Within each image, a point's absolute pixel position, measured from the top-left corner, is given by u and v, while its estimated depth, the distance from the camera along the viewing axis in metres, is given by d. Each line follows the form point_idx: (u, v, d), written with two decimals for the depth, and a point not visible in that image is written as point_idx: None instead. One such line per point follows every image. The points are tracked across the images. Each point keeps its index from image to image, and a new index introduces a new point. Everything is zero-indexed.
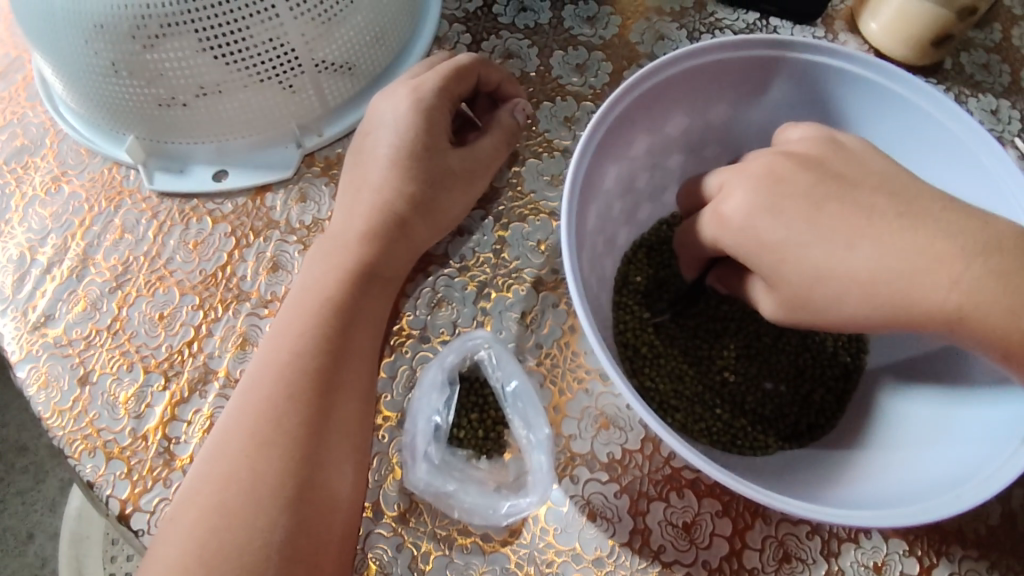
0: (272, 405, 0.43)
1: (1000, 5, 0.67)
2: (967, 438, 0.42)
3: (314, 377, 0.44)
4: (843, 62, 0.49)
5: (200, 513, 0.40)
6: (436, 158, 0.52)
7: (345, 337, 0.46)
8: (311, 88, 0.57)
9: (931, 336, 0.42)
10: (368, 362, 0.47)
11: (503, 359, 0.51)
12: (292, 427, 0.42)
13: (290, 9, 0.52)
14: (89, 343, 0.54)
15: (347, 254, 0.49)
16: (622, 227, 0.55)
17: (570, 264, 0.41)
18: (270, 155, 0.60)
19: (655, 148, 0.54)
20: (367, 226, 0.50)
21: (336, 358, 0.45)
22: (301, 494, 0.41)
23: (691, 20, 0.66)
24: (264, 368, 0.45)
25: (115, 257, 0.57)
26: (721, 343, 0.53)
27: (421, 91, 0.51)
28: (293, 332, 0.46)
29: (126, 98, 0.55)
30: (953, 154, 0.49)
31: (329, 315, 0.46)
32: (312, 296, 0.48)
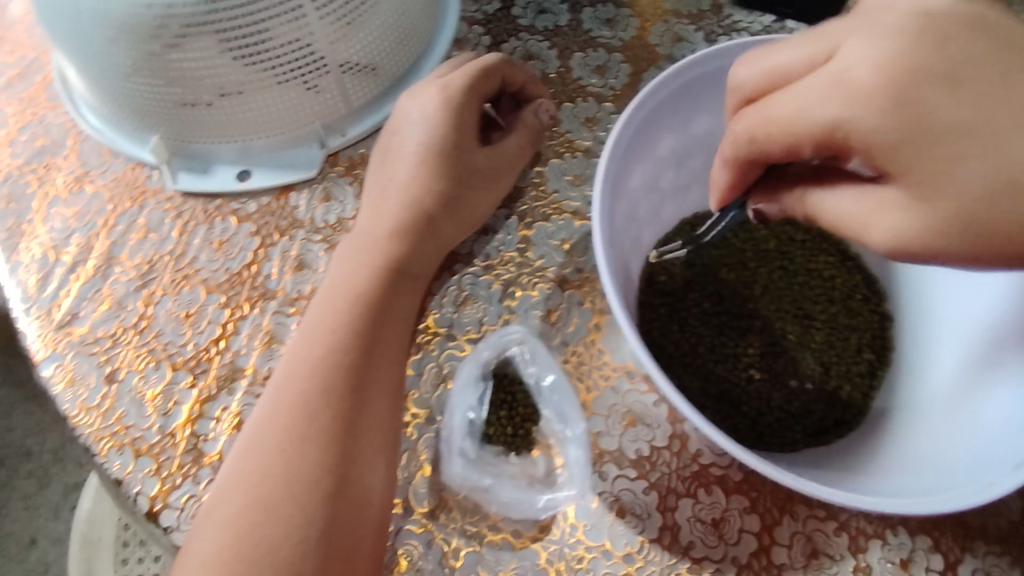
0: (304, 403, 0.43)
1: None
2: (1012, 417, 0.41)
3: (347, 373, 0.44)
4: None
5: (234, 510, 0.40)
6: (462, 157, 0.52)
7: (375, 334, 0.46)
8: (335, 88, 0.58)
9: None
10: (399, 359, 0.47)
11: (537, 355, 0.52)
12: (325, 423, 0.42)
13: (316, 10, 0.52)
14: (116, 341, 0.54)
15: (375, 252, 0.49)
16: (647, 226, 0.55)
17: (606, 264, 0.42)
18: (293, 155, 0.60)
19: (680, 148, 0.54)
20: (394, 224, 0.50)
21: (367, 354, 0.45)
22: (335, 490, 0.41)
23: (709, 22, 0.67)
24: (296, 365, 0.45)
25: (140, 256, 0.57)
26: (746, 341, 0.53)
27: (448, 89, 0.52)
28: (324, 328, 0.46)
29: (150, 98, 0.55)
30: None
31: (358, 312, 0.46)
32: (342, 293, 0.48)
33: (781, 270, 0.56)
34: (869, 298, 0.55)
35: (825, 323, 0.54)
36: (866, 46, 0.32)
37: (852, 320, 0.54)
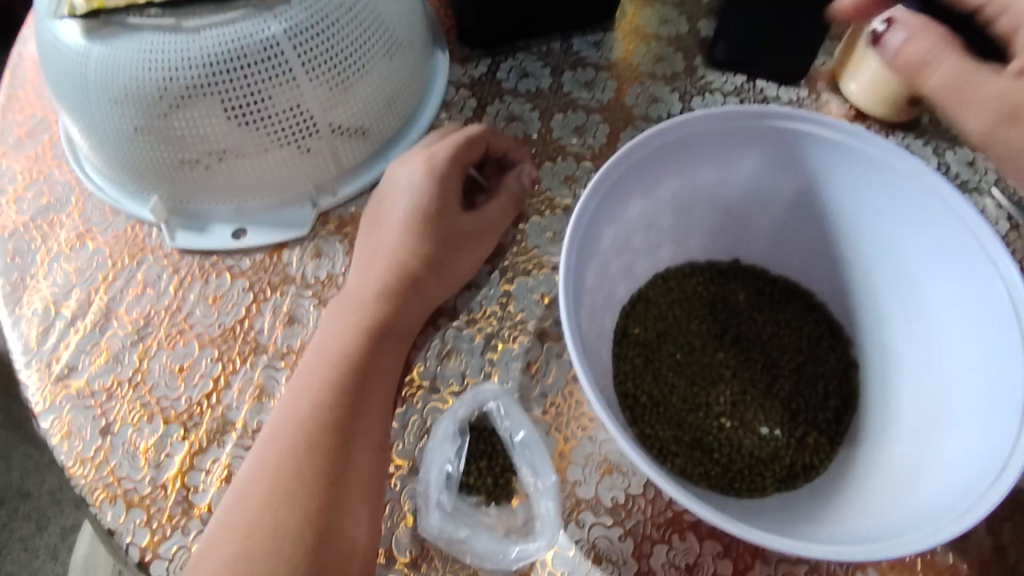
0: (292, 454, 0.45)
1: None
2: (996, 366, 0.46)
3: (334, 426, 0.46)
4: (820, 127, 0.52)
5: (224, 559, 0.42)
6: (446, 220, 0.55)
7: (361, 386, 0.49)
8: (327, 150, 0.61)
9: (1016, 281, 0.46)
10: (385, 412, 0.50)
11: (512, 411, 0.53)
12: (311, 475, 0.44)
13: (306, 76, 0.56)
14: (111, 395, 0.56)
15: (363, 311, 0.52)
16: (620, 281, 0.56)
17: (570, 327, 0.43)
18: (287, 214, 0.63)
19: (650, 210, 0.54)
20: (381, 283, 0.53)
21: (352, 407, 0.48)
22: (318, 539, 0.42)
23: (683, 84, 0.71)
24: (285, 419, 0.47)
25: (137, 311, 0.60)
26: (717, 390, 0.55)
27: (435, 156, 0.55)
28: (313, 384, 0.48)
29: (151, 160, 0.59)
30: (958, 250, 0.49)
31: (346, 366, 0.49)
32: (330, 350, 0.50)
33: (750, 320, 0.58)
34: (835, 346, 0.57)
35: (793, 371, 0.56)
36: (920, 35, 0.48)
37: (818, 368, 0.57)
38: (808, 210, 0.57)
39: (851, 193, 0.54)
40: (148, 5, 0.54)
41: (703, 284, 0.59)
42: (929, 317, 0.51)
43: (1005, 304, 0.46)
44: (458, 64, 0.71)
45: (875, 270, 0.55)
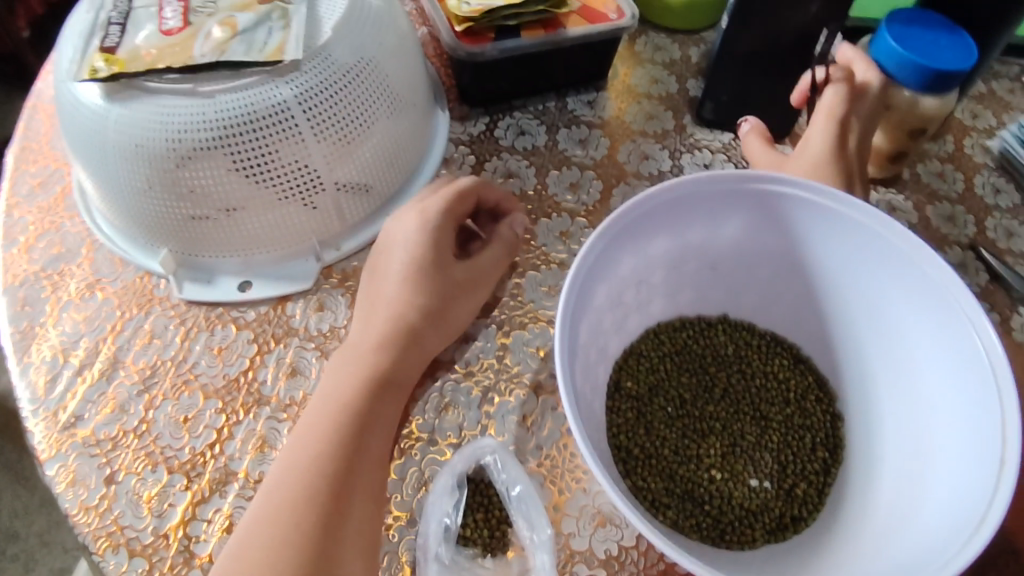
0: (291, 506, 0.46)
1: (951, 120, 0.81)
2: (977, 420, 0.47)
3: (334, 477, 0.48)
4: (806, 191, 0.54)
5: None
6: (443, 270, 0.57)
7: (360, 437, 0.50)
8: (331, 206, 0.64)
9: (948, 336, 0.50)
10: (382, 461, 0.51)
11: (507, 464, 0.54)
12: (308, 526, 0.46)
13: (313, 134, 0.59)
14: (116, 444, 0.58)
15: (364, 362, 0.54)
16: (613, 336, 0.57)
17: (565, 381, 0.44)
18: (292, 267, 0.65)
19: (642, 268, 0.56)
20: (379, 333, 0.55)
21: (350, 459, 0.49)
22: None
23: (673, 141, 0.74)
24: (285, 470, 0.49)
25: (144, 361, 0.61)
26: (707, 443, 0.57)
27: (433, 210, 0.57)
28: (313, 435, 0.50)
29: (162, 213, 0.61)
30: (937, 309, 0.50)
31: (345, 417, 0.50)
32: (329, 401, 0.52)
33: (739, 373, 0.60)
34: (821, 398, 0.59)
35: (781, 424, 0.59)
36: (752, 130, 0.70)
37: (806, 420, 0.59)
38: (794, 268, 0.59)
39: (835, 252, 0.56)
40: (166, 70, 0.56)
41: (692, 338, 0.61)
42: (915, 373, 0.53)
43: (983, 359, 0.47)
44: (458, 122, 0.74)
45: (863, 330, 0.57)
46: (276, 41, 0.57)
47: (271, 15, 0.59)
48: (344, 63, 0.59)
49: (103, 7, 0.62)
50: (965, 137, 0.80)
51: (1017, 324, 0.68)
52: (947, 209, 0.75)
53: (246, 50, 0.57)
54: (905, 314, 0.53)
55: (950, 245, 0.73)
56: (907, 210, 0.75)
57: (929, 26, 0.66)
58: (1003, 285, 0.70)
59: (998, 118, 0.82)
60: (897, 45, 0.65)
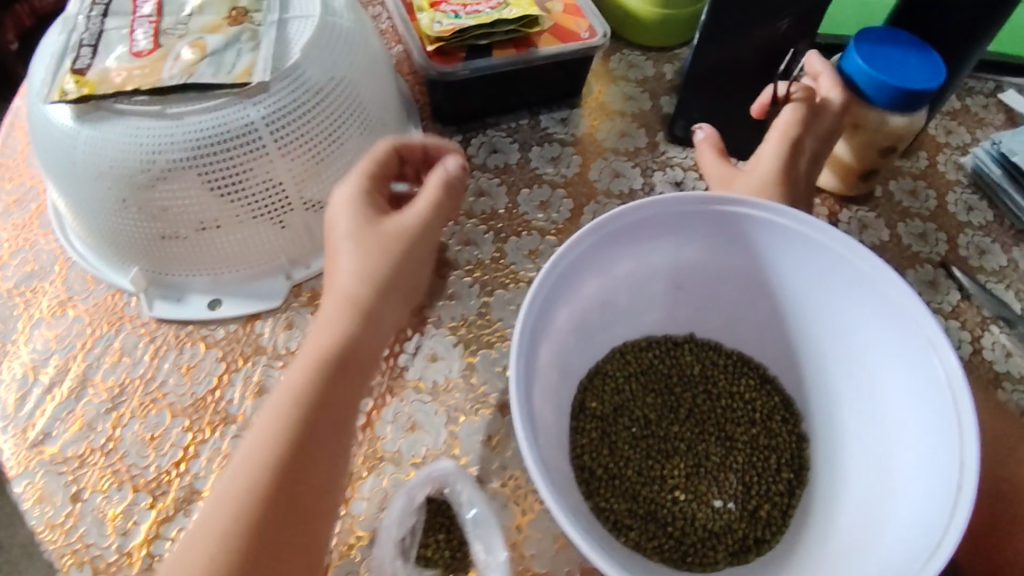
0: (229, 530, 0.43)
1: (925, 137, 0.82)
2: (936, 447, 0.47)
3: (280, 498, 0.44)
4: (768, 213, 0.54)
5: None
6: (381, 250, 0.53)
7: (310, 425, 0.46)
8: (301, 225, 0.64)
9: (910, 361, 0.50)
10: (333, 469, 0.47)
11: (467, 485, 0.54)
12: (245, 527, 0.43)
13: (280, 154, 0.59)
14: (83, 462, 0.58)
15: (317, 343, 0.50)
16: (577, 357, 0.58)
17: (521, 406, 0.44)
18: (262, 286, 0.66)
19: (605, 289, 0.57)
20: (329, 328, 0.50)
21: (297, 450, 0.45)
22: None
23: (645, 159, 0.74)
24: (224, 486, 0.45)
25: (112, 379, 0.62)
26: (671, 463, 0.57)
27: (356, 197, 0.55)
28: (253, 447, 0.46)
29: (133, 232, 0.61)
30: (900, 332, 0.51)
31: (291, 425, 0.46)
32: (285, 385, 0.48)
33: (704, 393, 0.61)
34: (788, 418, 0.59)
35: (746, 444, 0.59)
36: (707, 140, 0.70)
37: (772, 440, 0.59)
38: (758, 289, 0.59)
39: (798, 274, 0.56)
40: (135, 91, 0.56)
41: (659, 358, 0.61)
42: (877, 396, 0.53)
43: (943, 386, 0.47)
44: None
45: (827, 351, 0.57)
46: (244, 64, 0.58)
47: (240, 37, 0.59)
48: (312, 85, 0.60)
49: (75, 29, 0.61)
50: (937, 153, 0.81)
51: (987, 342, 0.68)
52: (918, 227, 0.75)
53: (214, 72, 0.57)
54: (869, 338, 0.53)
55: (921, 263, 0.73)
56: (878, 227, 0.75)
57: (899, 44, 0.66)
58: (973, 302, 0.71)
59: (972, 134, 0.82)
60: (863, 63, 0.65)
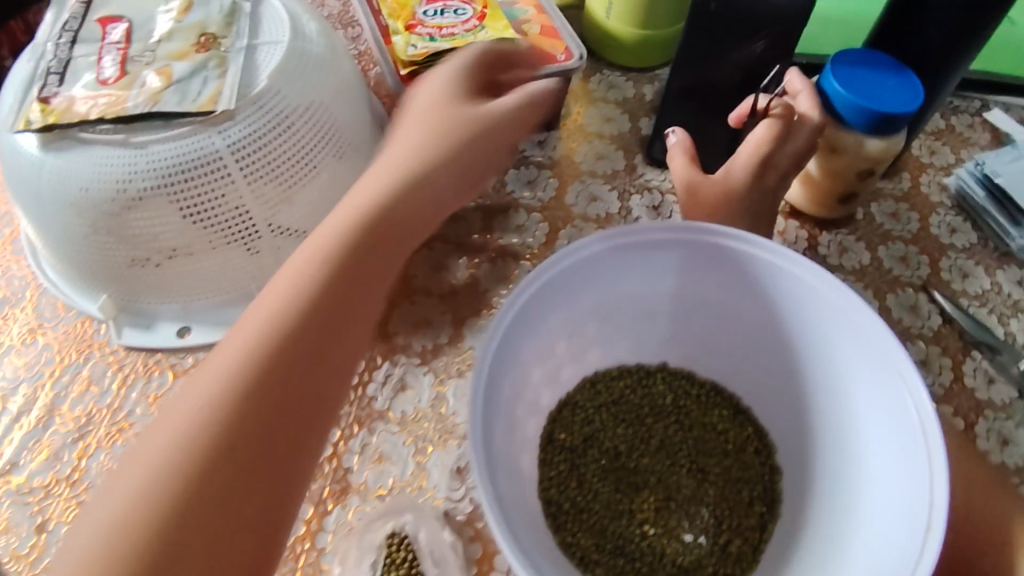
0: (221, 402, 0.40)
1: (908, 157, 0.81)
2: (906, 487, 0.46)
3: (298, 350, 0.43)
4: (736, 242, 0.54)
5: (120, 499, 0.37)
6: (448, 129, 0.56)
7: (341, 293, 0.46)
8: (270, 251, 0.63)
9: (879, 396, 0.49)
10: (347, 350, 0.46)
11: (423, 521, 0.54)
12: (251, 382, 0.41)
13: (245, 180, 0.59)
14: (49, 492, 0.57)
15: (351, 210, 0.49)
16: (544, 388, 0.57)
17: (477, 447, 0.44)
18: (231, 313, 0.65)
19: (572, 319, 0.56)
20: (376, 185, 0.51)
21: (319, 317, 0.45)
22: (240, 483, 0.39)
23: (622, 182, 0.74)
24: (240, 329, 0.44)
25: (80, 408, 0.61)
26: (641, 496, 0.57)
27: (446, 90, 0.59)
28: (288, 279, 0.46)
29: (99, 260, 0.61)
30: (871, 366, 0.50)
31: (320, 289, 0.45)
32: (314, 247, 0.47)
33: (676, 424, 0.60)
34: (761, 449, 0.59)
35: (719, 476, 0.58)
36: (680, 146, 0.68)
37: (745, 472, 0.58)
38: (728, 317, 0.58)
39: (768, 304, 0.56)
40: (99, 120, 0.56)
41: (630, 388, 0.60)
42: (848, 431, 0.52)
43: (914, 426, 0.46)
44: None
45: (799, 384, 0.56)
46: (210, 91, 0.57)
47: (207, 64, 0.59)
48: (278, 111, 0.59)
49: (43, 57, 0.61)
50: (920, 174, 0.80)
51: (969, 369, 0.67)
52: (899, 250, 0.75)
53: (179, 100, 0.57)
54: (840, 370, 0.52)
55: (902, 287, 0.72)
56: (858, 251, 0.75)
57: (877, 66, 0.65)
58: (955, 327, 0.70)
59: (956, 153, 0.81)
60: (840, 87, 0.64)
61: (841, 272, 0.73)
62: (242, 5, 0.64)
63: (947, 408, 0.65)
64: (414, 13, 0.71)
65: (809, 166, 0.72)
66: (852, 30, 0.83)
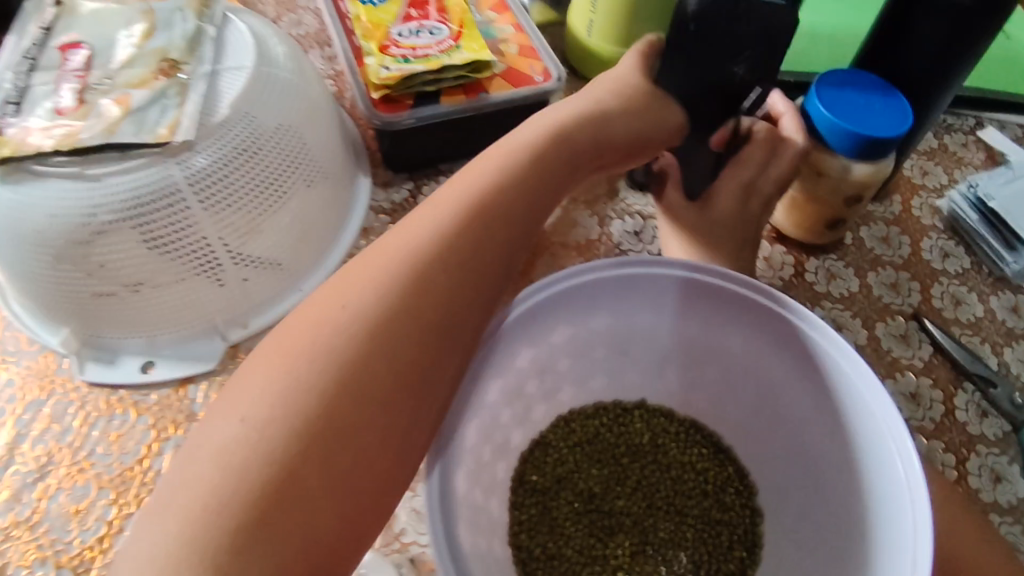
0: (341, 368, 0.41)
1: (900, 178, 0.79)
2: (889, 545, 0.45)
3: (435, 296, 0.45)
4: (718, 277, 0.52)
5: (237, 431, 0.38)
6: (607, 127, 0.59)
7: (461, 280, 0.46)
8: (236, 284, 0.61)
9: (860, 449, 0.48)
10: (461, 340, 0.46)
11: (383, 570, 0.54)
12: (377, 351, 0.42)
13: (205, 212, 0.56)
14: (7, 536, 0.56)
15: (470, 191, 0.49)
16: (515, 429, 0.56)
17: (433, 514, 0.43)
18: (196, 347, 0.63)
19: (543, 358, 0.55)
20: (491, 170, 0.52)
21: (428, 303, 0.44)
22: (355, 426, 0.40)
23: (603, 207, 0.74)
24: (378, 274, 0.44)
25: (41, 447, 0.59)
26: (615, 540, 0.57)
27: (626, 86, 0.62)
28: (430, 224, 0.47)
29: (59, 294, 0.59)
30: (853, 415, 0.49)
31: (432, 273, 0.45)
32: (432, 224, 0.47)
33: (652, 464, 0.60)
34: (741, 490, 0.58)
35: (697, 519, 0.58)
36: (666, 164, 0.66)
37: (724, 513, 0.58)
38: (705, 354, 0.57)
39: (748, 342, 0.54)
40: (54, 153, 0.54)
41: (605, 426, 0.59)
42: (826, 477, 0.51)
43: (900, 483, 0.45)
44: (381, 188, 0.72)
45: (779, 426, 0.55)
46: (168, 121, 0.55)
47: (166, 92, 0.57)
48: (240, 141, 0.57)
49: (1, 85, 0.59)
50: (913, 196, 0.78)
51: (960, 402, 0.65)
52: (890, 276, 0.73)
53: (136, 131, 0.55)
54: (819, 411, 0.51)
55: (892, 315, 0.70)
56: (847, 277, 0.72)
57: (864, 88, 0.63)
58: (946, 358, 0.67)
59: (950, 174, 0.79)
60: (826, 111, 0.62)
61: (829, 299, 0.71)
62: (206, 30, 0.62)
63: (937, 443, 0.63)
64: (389, 33, 0.69)
65: (795, 191, 0.70)
66: (845, 47, 0.81)
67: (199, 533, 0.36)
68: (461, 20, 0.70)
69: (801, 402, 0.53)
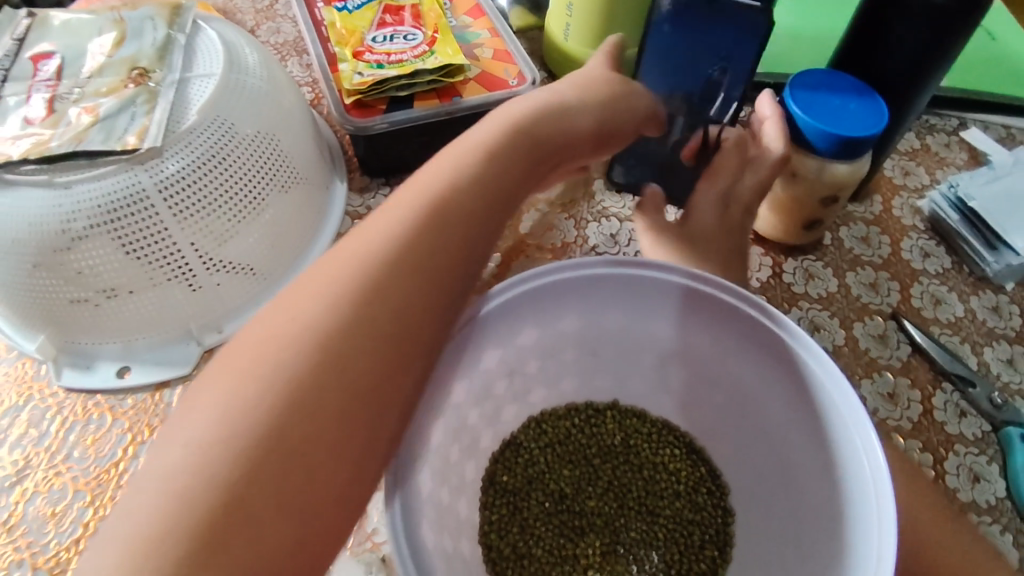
0: (291, 370, 0.38)
1: (880, 177, 0.79)
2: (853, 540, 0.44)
3: (397, 291, 0.42)
4: (683, 277, 0.52)
5: (197, 423, 0.36)
6: (582, 112, 0.56)
7: (422, 271, 0.43)
8: (209, 289, 0.61)
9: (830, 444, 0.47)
10: (429, 333, 0.43)
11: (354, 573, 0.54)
12: (330, 347, 0.39)
13: (175, 219, 0.57)
14: None
15: (438, 183, 0.47)
16: (484, 430, 0.57)
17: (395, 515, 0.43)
18: (171, 352, 0.64)
19: (511, 358, 0.55)
20: (455, 162, 0.49)
21: (386, 298, 0.41)
22: (309, 420, 0.37)
23: (580, 210, 0.74)
24: (340, 270, 0.42)
25: (18, 452, 0.60)
26: (585, 539, 0.59)
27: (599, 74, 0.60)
28: (404, 214, 0.45)
29: (33, 301, 0.59)
30: (820, 412, 0.48)
31: (388, 267, 0.42)
32: (394, 217, 0.45)
33: (625, 464, 0.62)
34: (713, 491, 0.59)
35: (669, 519, 0.60)
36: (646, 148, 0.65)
37: (696, 513, 0.59)
38: (674, 355, 0.57)
39: (715, 342, 0.54)
40: (23, 161, 0.55)
41: (576, 426, 0.61)
42: (794, 476, 0.51)
43: (866, 479, 0.44)
44: (357, 194, 0.73)
45: (748, 425, 0.55)
46: (137, 128, 0.56)
47: (134, 99, 0.58)
48: (208, 148, 0.57)
49: None
50: (893, 197, 0.78)
51: (938, 402, 0.65)
52: (869, 276, 0.72)
53: (104, 139, 0.55)
54: (786, 410, 0.51)
55: (870, 315, 0.70)
56: (825, 278, 0.72)
57: (838, 88, 0.63)
58: (925, 358, 0.67)
59: (931, 175, 0.79)
60: (800, 112, 0.62)
61: (806, 299, 0.71)
62: (176, 38, 0.63)
63: (914, 443, 0.62)
64: (364, 39, 0.69)
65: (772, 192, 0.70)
66: (823, 47, 0.81)
67: (142, 517, 0.34)
68: (435, 25, 0.71)
69: (768, 399, 0.52)
